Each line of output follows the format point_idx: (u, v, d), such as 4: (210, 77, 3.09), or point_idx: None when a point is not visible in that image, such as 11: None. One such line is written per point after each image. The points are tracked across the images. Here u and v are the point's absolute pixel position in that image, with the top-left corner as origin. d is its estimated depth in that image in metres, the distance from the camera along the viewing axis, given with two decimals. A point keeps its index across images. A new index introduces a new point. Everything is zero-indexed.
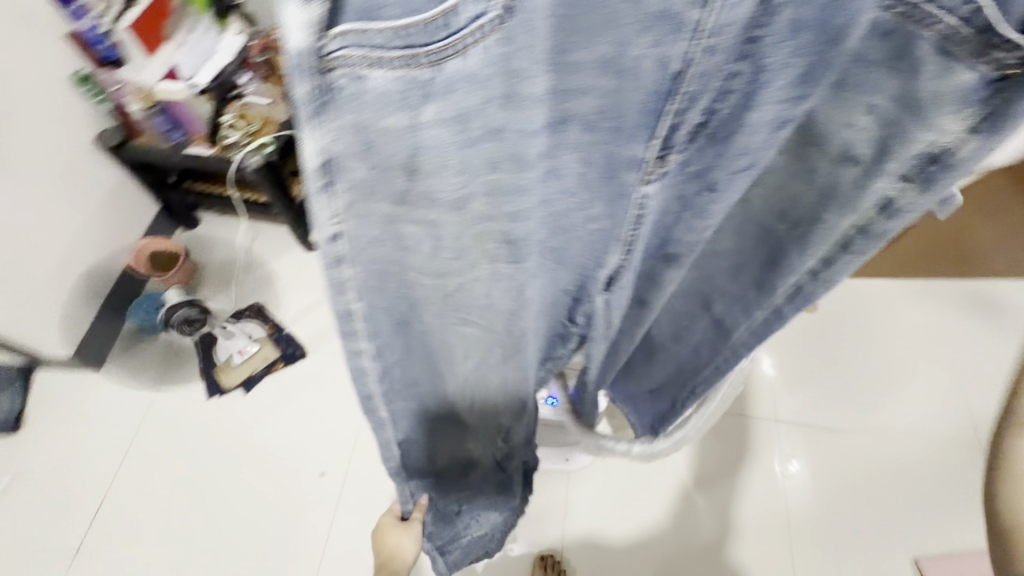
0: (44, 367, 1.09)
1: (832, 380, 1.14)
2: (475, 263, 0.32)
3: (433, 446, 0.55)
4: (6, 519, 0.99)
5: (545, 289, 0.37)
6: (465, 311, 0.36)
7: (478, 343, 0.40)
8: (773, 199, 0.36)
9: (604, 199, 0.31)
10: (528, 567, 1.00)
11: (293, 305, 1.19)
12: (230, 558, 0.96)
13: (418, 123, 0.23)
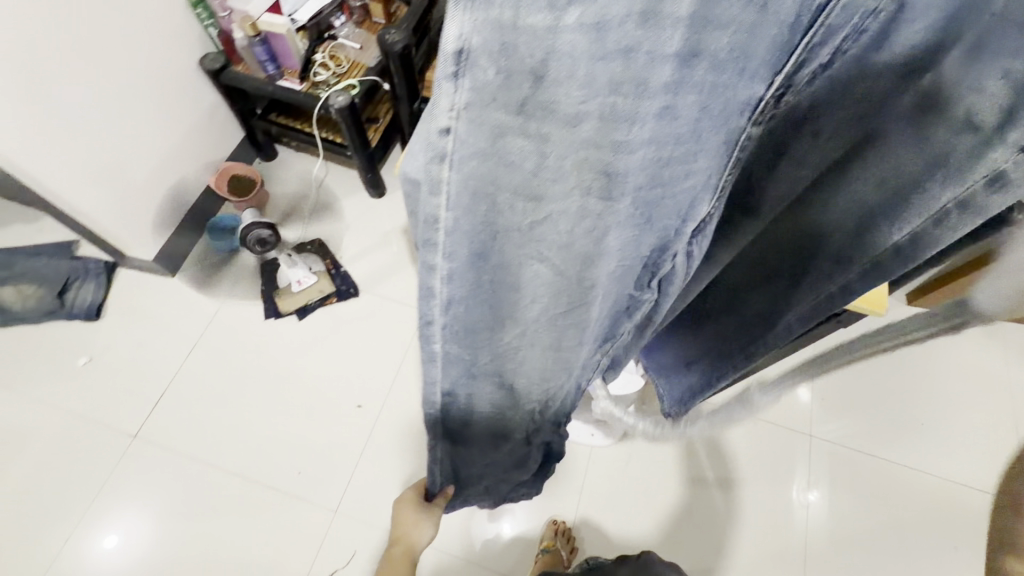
0: (126, 265, 1.19)
1: (876, 407, 1.10)
2: (567, 194, 0.28)
3: (472, 404, 0.54)
4: (79, 394, 1.09)
5: (630, 245, 0.33)
6: (545, 247, 0.33)
7: (550, 298, 0.37)
8: (873, 171, 0.35)
9: (706, 146, 0.28)
10: (539, 527, 1.04)
11: (352, 245, 1.25)
12: (268, 468, 1.04)
13: (559, 26, 0.21)
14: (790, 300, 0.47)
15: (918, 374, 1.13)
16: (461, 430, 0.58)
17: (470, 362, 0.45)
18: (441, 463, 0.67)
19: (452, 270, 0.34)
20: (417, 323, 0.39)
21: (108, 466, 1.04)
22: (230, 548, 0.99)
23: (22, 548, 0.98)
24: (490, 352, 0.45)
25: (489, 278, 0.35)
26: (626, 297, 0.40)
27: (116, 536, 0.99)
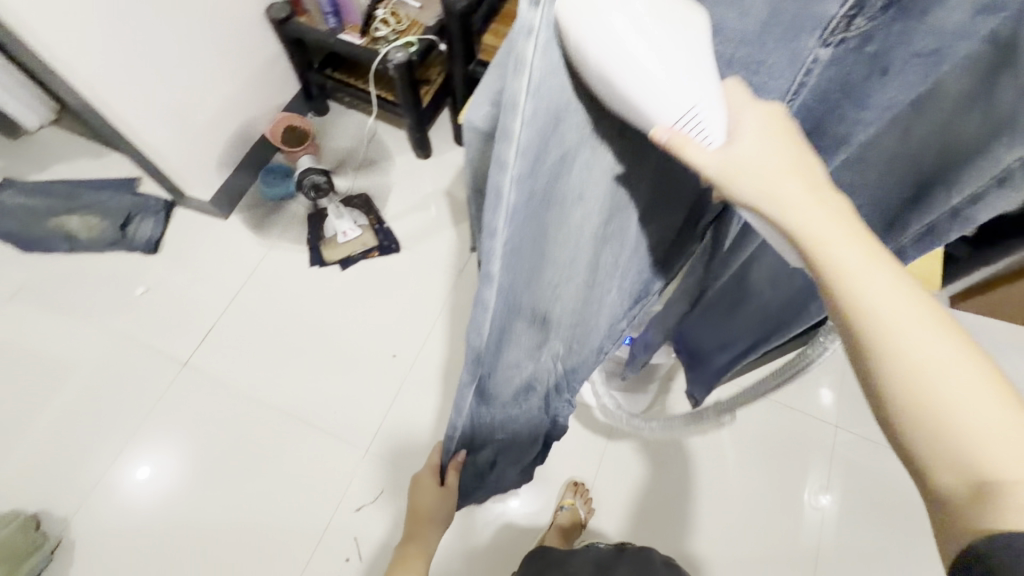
0: (183, 204, 1.25)
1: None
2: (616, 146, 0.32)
3: (501, 385, 0.48)
4: (134, 320, 1.16)
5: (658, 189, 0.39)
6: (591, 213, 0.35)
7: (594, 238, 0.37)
8: (937, 130, 0.32)
9: (766, 72, 0.30)
10: (559, 487, 1.08)
11: (397, 203, 1.28)
12: (304, 407, 1.10)
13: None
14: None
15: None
16: (484, 418, 0.52)
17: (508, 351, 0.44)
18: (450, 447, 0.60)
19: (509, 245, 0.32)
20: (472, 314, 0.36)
21: (158, 389, 1.11)
22: (266, 476, 1.05)
23: (79, 456, 1.06)
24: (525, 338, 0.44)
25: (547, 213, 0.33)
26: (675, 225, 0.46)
27: (150, 466, 1.05)
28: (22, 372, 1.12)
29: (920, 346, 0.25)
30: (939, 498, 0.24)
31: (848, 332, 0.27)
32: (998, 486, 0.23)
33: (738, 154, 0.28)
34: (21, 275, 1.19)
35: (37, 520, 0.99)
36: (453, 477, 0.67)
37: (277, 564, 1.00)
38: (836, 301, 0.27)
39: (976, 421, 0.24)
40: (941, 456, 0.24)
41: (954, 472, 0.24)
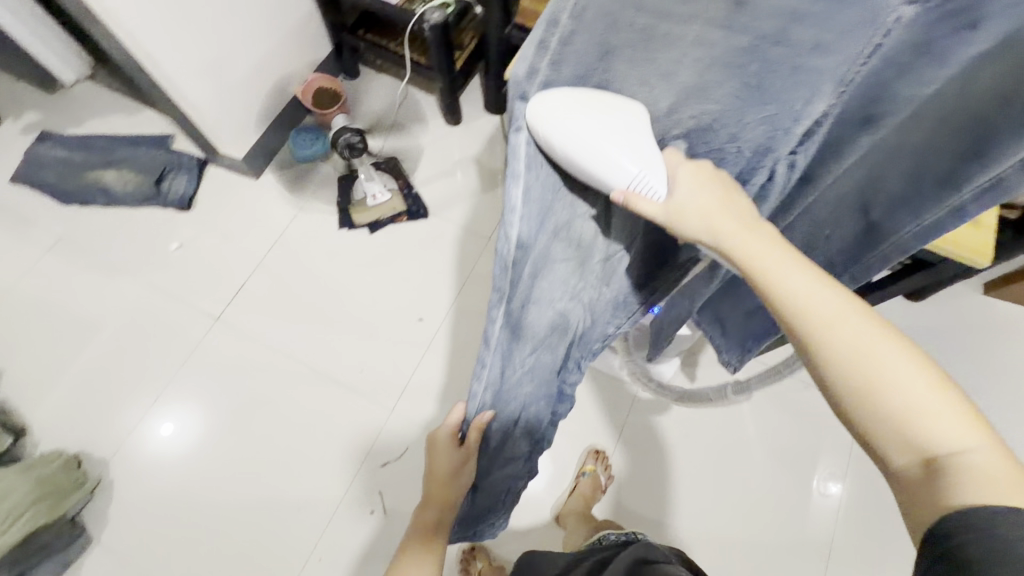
0: (216, 162, 1.27)
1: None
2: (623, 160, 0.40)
3: (526, 342, 0.46)
4: (168, 273, 1.19)
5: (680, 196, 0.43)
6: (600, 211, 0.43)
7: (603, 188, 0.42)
8: (1009, 78, 0.32)
9: (837, 30, 0.31)
10: (579, 455, 1.09)
11: (426, 168, 1.28)
12: (331, 365, 1.12)
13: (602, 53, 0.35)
14: (882, 234, 0.47)
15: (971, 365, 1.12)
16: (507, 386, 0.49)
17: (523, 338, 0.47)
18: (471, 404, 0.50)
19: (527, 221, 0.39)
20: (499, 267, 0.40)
21: (191, 342, 1.14)
22: (295, 429, 1.08)
23: (117, 402, 1.09)
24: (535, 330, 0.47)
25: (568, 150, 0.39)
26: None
27: (173, 424, 1.08)
28: (60, 319, 1.16)
29: (860, 356, 0.34)
30: (901, 476, 0.33)
31: (802, 348, 0.37)
32: (943, 459, 0.32)
33: (683, 208, 0.39)
34: (59, 226, 1.22)
35: (78, 459, 1.03)
36: (473, 441, 0.54)
37: (304, 514, 1.02)
38: (790, 327, 0.37)
39: (907, 408, 0.33)
40: (891, 440, 0.33)
41: (900, 452, 0.33)
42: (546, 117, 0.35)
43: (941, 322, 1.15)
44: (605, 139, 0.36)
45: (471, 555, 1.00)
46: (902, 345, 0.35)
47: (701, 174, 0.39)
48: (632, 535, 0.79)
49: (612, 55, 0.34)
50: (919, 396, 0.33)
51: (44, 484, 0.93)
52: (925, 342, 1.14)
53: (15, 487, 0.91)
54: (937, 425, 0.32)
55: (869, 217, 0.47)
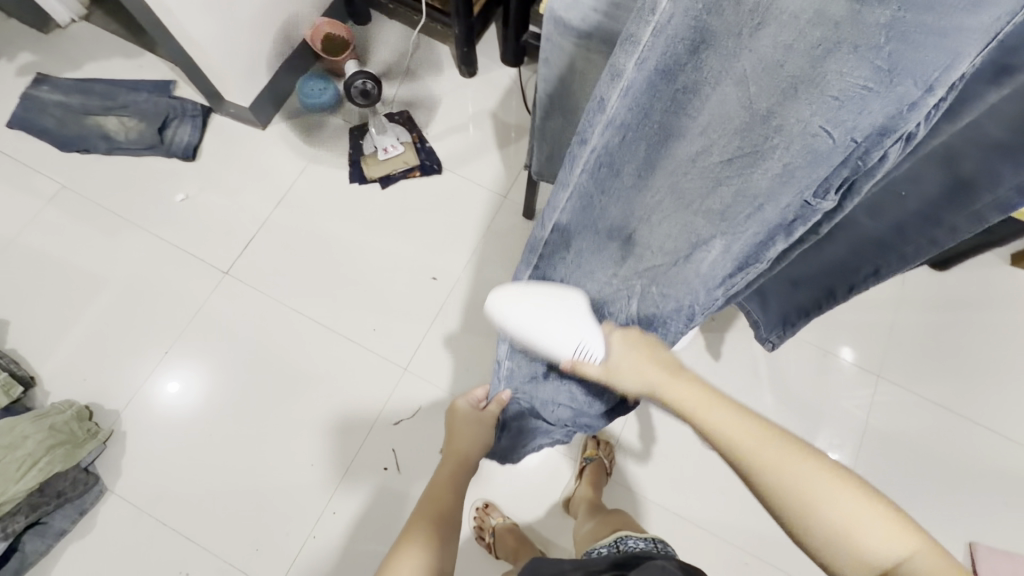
0: (221, 111, 1.22)
1: (938, 360, 1.09)
2: (719, 143, 0.42)
3: None
4: (174, 226, 1.16)
5: (797, 181, 0.42)
6: (685, 188, 0.47)
7: (670, 188, 0.47)
8: None
9: None
10: (575, 445, 1.06)
11: (439, 122, 1.23)
12: (343, 322, 1.10)
13: (706, 32, 0.35)
14: (977, 188, 0.48)
15: (992, 335, 1.10)
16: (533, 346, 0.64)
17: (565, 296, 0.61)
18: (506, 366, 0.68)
19: (579, 189, 0.46)
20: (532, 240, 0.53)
21: (200, 296, 1.12)
22: (307, 385, 1.07)
23: (125, 355, 1.08)
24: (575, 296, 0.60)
25: (636, 146, 0.43)
26: (799, 204, 0.44)
27: (179, 382, 1.07)
28: (62, 272, 1.13)
29: (792, 484, 0.44)
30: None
31: (749, 486, 0.46)
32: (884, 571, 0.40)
33: (615, 367, 0.60)
34: (60, 174, 1.18)
35: (90, 410, 1.03)
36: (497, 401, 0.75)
37: (317, 467, 1.02)
38: (738, 467, 0.47)
39: (843, 525, 0.42)
40: (845, 556, 0.41)
41: (856, 566, 0.41)
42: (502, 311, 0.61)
43: (964, 291, 1.13)
44: (543, 323, 0.59)
45: (485, 512, 1.01)
46: (822, 465, 0.44)
47: (624, 338, 0.61)
48: (651, 544, 0.75)
49: (703, 43, 0.36)
50: (847, 513, 0.42)
51: (55, 432, 0.95)
52: (945, 311, 1.12)
53: (26, 435, 0.92)
54: (872, 536, 0.41)
55: (958, 171, 0.48)
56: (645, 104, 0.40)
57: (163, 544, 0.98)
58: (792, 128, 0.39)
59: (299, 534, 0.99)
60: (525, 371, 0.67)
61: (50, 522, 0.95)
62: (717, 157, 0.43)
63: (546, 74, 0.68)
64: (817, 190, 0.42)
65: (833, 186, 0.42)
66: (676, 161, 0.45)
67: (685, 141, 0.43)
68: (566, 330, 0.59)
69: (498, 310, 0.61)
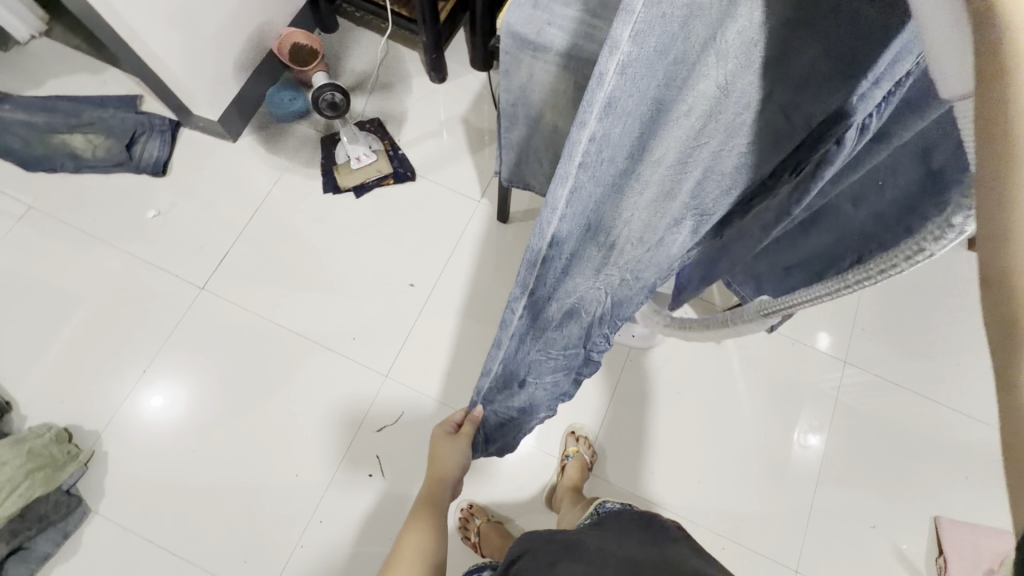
0: (190, 125, 1.21)
1: (900, 343, 1.14)
2: (689, 152, 0.40)
3: (544, 333, 0.57)
4: (148, 243, 1.15)
5: (762, 164, 0.44)
6: (656, 193, 0.44)
7: (657, 181, 0.42)
8: None
9: None
10: (559, 440, 1.09)
11: (411, 129, 1.24)
12: (322, 331, 1.11)
13: (679, 56, 0.32)
14: None
15: (949, 317, 1.15)
16: (519, 367, 0.61)
17: (543, 327, 0.56)
18: (490, 383, 0.63)
19: (566, 227, 0.41)
20: (523, 278, 0.46)
21: (178, 312, 1.11)
22: (289, 396, 1.07)
23: (102, 375, 1.07)
24: (547, 323, 0.56)
25: (612, 172, 0.39)
26: (760, 185, 0.48)
27: (160, 398, 1.07)
28: (36, 292, 1.12)
29: None
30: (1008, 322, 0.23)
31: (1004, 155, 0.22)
32: None
33: None
34: (28, 194, 1.17)
35: (69, 432, 1.02)
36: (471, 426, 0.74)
37: (303, 477, 1.03)
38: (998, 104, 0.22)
39: None
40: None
41: None
42: None
43: (923, 276, 1.17)
44: None
45: (470, 512, 1.03)
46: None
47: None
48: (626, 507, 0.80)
49: (678, 61, 0.32)
50: None
51: (34, 456, 0.95)
52: (905, 296, 1.17)
53: (4, 460, 0.92)
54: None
55: None
56: (644, 87, 0.33)
57: (152, 561, 0.98)
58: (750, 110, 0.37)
59: (286, 543, 1.00)
60: (500, 389, 0.65)
61: (34, 546, 0.94)
62: (700, 143, 0.39)
63: (507, 84, 0.70)
64: (777, 173, 0.47)
65: (793, 169, 0.46)
66: (664, 149, 0.39)
67: (677, 126, 0.37)
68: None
69: None
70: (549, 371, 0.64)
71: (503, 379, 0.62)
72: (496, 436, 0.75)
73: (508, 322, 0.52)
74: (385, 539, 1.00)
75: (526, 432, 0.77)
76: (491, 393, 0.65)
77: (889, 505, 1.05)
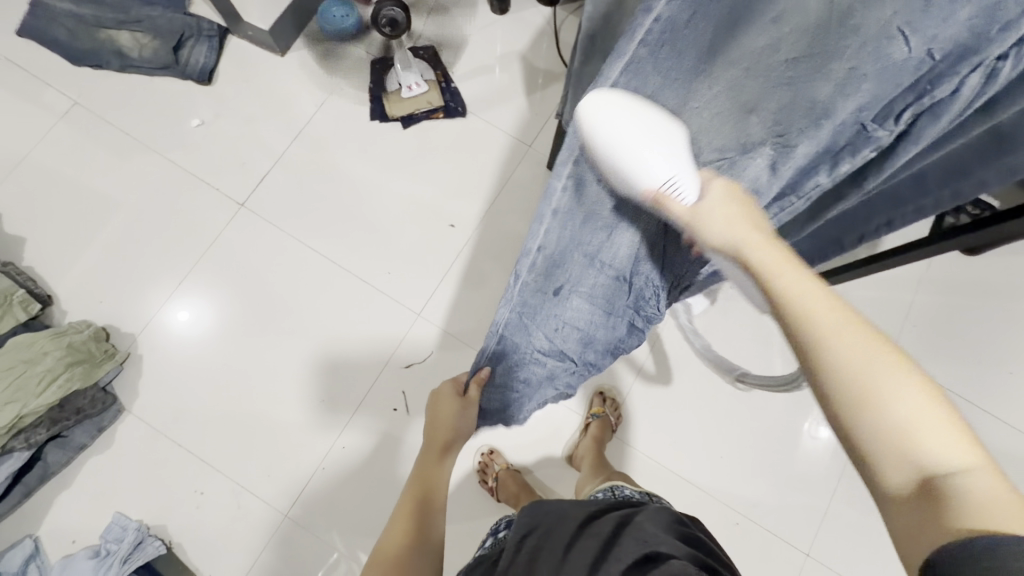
0: (239, 33, 1.17)
1: (951, 344, 1.08)
2: (786, 59, 0.33)
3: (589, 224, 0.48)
4: (188, 152, 1.13)
5: (867, 104, 0.33)
6: (743, 104, 0.36)
7: (730, 88, 0.36)
8: None
9: None
10: (584, 400, 1.07)
11: (466, 62, 1.17)
12: (355, 264, 1.09)
13: None
14: None
15: (1009, 323, 1.08)
16: (562, 259, 0.51)
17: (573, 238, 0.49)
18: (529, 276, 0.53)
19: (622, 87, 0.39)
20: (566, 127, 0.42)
21: (214, 228, 1.10)
22: (319, 322, 1.07)
23: (139, 281, 1.08)
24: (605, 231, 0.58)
25: (694, 38, 0.36)
26: (853, 126, 0.35)
27: (189, 311, 1.07)
28: (75, 192, 1.11)
29: (851, 367, 0.35)
30: (881, 487, 0.34)
31: (807, 366, 0.37)
32: (938, 482, 0.32)
33: (705, 215, 0.41)
34: (72, 90, 1.15)
35: (106, 332, 1.04)
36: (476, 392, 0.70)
37: (327, 404, 1.04)
38: (790, 327, 0.38)
39: (903, 417, 0.33)
40: (886, 451, 0.33)
41: (900, 467, 0.33)
42: (592, 112, 0.39)
43: (991, 276, 1.10)
44: (635, 140, 0.38)
45: (489, 458, 1.03)
46: (916, 373, 0.35)
47: (730, 195, 0.41)
48: (645, 495, 0.76)
49: None
50: (912, 412, 0.33)
51: (74, 350, 0.96)
52: (965, 297, 1.10)
53: (46, 351, 0.94)
54: (932, 441, 0.33)
55: None
56: None
57: (178, 465, 1.01)
58: (867, 26, 0.31)
59: (307, 465, 1.02)
60: (534, 285, 0.54)
61: (70, 436, 0.98)
62: (791, 53, 0.33)
63: (591, 11, 0.63)
64: (878, 112, 0.34)
65: (892, 113, 0.34)
66: (739, 53, 0.35)
67: (761, 24, 0.33)
68: (659, 158, 0.39)
69: (584, 107, 0.40)
70: (597, 290, 0.54)
71: (543, 267, 0.52)
72: (523, 368, 0.63)
73: (551, 192, 0.47)
74: (399, 471, 1.01)
75: (539, 394, 0.70)
76: (524, 287, 0.54)
77: None
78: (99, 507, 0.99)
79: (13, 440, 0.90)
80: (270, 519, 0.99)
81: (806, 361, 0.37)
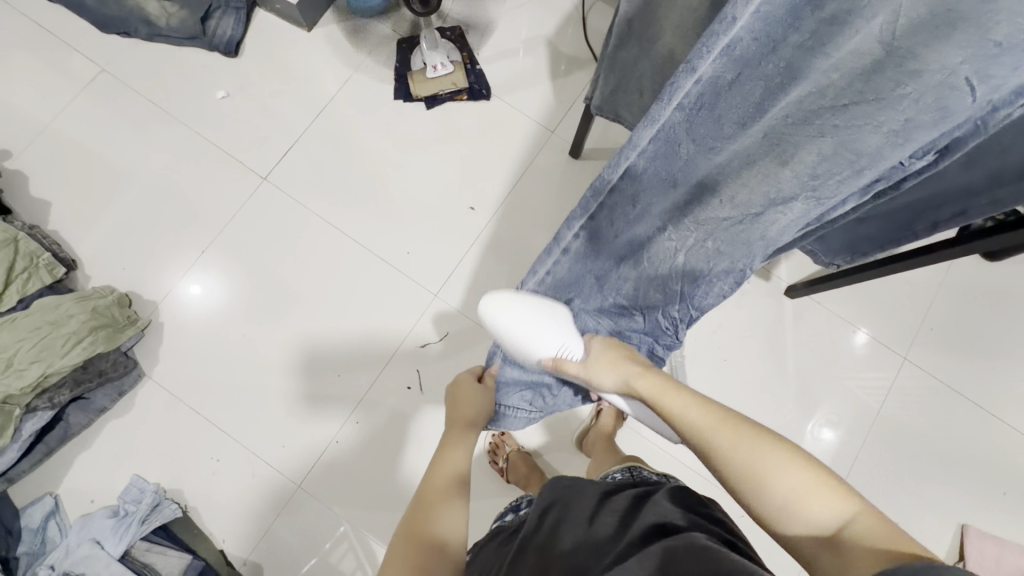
0: (267, 6, 1.17)
1: (966, 348, 1.08)
2: (833, 112, 0.40)
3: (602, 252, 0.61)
4: (213, 124, 1.14)
5: (917, 141, 0.40)
6: (779, 154, 0.45)
7: (763, 141, 0.44)
8: None
9: None
10: None
11: (493, 44, 1.17)
12: (373, 242, 1.10)
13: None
14: None
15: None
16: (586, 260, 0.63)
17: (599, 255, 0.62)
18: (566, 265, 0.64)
19: (659, 143, 0.46)
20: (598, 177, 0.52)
21: (237, 200, 1.11)
22: (335, 299, 1.08)
23: (162, 250, 1.09)
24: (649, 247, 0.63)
25: (740, 98, 0.42)
26: (893, 164, 0.43)
27: (209, 281, 1.08)
28: (99, 160, 1.12)
29: (742, 459, 0.48)
30: (801, 551, 0.43)
31: (714, 470, 0.50)
32: (841, 534, 0.41)
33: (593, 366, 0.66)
34: (99, 58, 1.15)
35: (129, 298, 1.06)
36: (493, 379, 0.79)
37: (342, 379, 1.05)
38: (698, 445, 0.52)
39: (792, 494, 0.44)
40: (793, 522, 0.44)
41: (804, 533, 0.43)
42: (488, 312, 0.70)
43: (1011, 282, 1.09)
44: (528, 325, 0.66)
45: (500, 439, 1.04)
46: (788, 447, 0.47)
47: (604, 343, 0.68)
48: (662, 477, 0.77)
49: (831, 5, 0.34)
50: (796, 490, 0.44)
51: (97, 315, 0.98)
52: (984, 300, 1.09)
53: (70, 314, 0.95)
54: (819, 508, 0.43)
55: None
56: (776, 35, 0.37)
57: (194, 432, 1.03)
58: (924, 81, 0.36)
59: (320, 438, 1.03)
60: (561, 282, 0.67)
61: (92, 398, 0.99)
62: (828, 113, 0.40)
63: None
64: (918, 150, 0.41)
65: (937, 148, 0.41)
66: (774, 116, 0.42)
67: (806, 82, 0.39)
68: (552, 334, 0.66)
69: (484, 309, 0.71)
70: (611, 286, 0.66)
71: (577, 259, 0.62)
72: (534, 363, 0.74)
73: (565, 237, 0.60)
74: (410, 448, 1.03)
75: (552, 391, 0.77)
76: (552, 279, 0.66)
77: (915, 509, 1.02)
78: (118, 468, 1.01)
79: (36, 399, 0.92)
80: (282, 488, 1.01)
81: (711, 462, 0.51)
